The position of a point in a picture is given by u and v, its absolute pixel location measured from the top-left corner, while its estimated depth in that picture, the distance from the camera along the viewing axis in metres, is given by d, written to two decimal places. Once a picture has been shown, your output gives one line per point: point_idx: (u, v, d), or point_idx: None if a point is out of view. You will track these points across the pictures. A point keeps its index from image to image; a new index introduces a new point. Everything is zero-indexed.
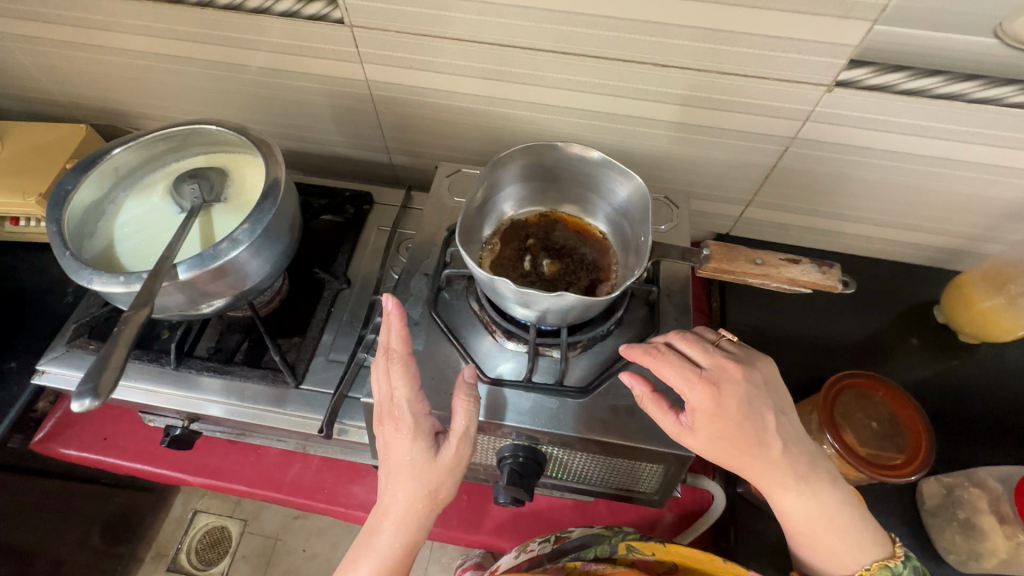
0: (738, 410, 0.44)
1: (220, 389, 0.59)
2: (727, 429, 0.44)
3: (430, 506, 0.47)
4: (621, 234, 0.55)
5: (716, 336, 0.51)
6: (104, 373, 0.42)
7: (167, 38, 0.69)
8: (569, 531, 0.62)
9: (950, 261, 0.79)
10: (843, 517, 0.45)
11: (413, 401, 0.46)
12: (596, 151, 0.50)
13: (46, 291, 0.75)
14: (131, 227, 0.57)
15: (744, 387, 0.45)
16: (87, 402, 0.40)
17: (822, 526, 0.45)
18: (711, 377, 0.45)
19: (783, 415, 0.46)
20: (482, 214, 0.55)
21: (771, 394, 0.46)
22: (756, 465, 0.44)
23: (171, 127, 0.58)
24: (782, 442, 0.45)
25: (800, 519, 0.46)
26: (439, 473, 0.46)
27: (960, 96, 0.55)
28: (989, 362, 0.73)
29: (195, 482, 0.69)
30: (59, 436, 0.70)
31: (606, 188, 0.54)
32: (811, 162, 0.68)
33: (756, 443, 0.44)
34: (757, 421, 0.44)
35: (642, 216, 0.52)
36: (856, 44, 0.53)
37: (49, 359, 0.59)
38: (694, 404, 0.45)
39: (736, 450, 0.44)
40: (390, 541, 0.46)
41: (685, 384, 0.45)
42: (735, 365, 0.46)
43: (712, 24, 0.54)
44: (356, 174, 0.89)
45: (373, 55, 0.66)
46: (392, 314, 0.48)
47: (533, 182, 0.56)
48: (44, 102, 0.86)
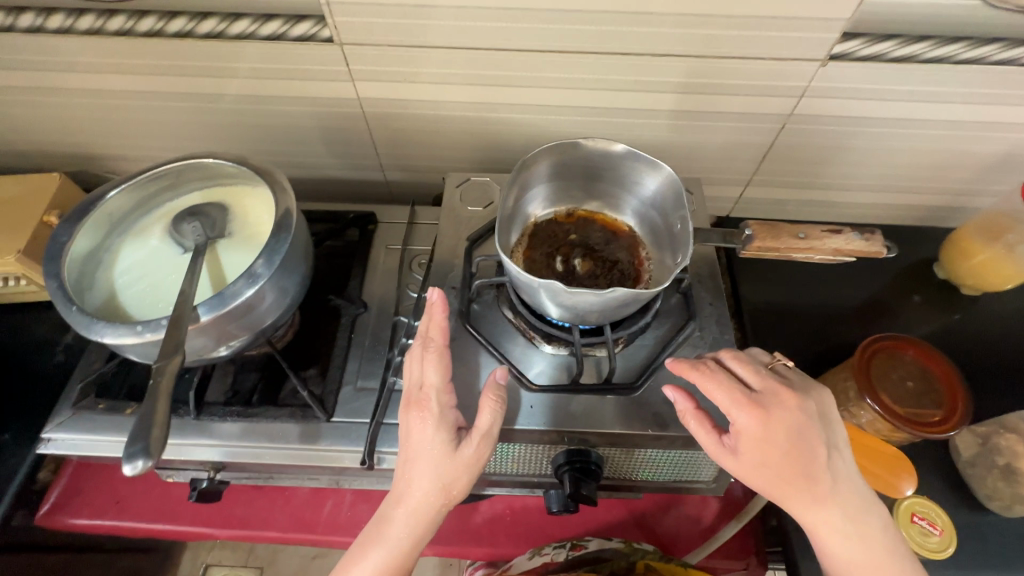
0: (787, 438, 0.43)
1: (246, 434, 0.56)
2: (771, 458, 0.43)
3: (443, 498, 0.44)
4: (649, 224, 0.55)
5: (771, 359, 0.50)
6: (153, 430, 0.40)
7: (143, 74, 0.66)
8: (586, 539, 0.63)
9: (939, 219, 0.82)
10: (888, 555, 0.44)
11: (442, 391, 0.46)
12: (622, 144, 0.49)
13: (33, 353, 0.70)
14: (133, 274, 0.53)
15: (794, 416, 0.44)
16: (139, 463, 0.38)
17: (862, 563, 0.44)
18: (762, 400, 0.45)
19: (837, 448, 0.45)
20: (510, 220, 0.53)
21: (824, 426, 0.45)
22: (800, 497, 0.43)
23: (163, 165, 0.55)
24: (832, 477, 0.44)
25: (839, 553, 0.44)
26: (455, 467, 0.44)
27: (947, 59, 0.57)
28: (989, 311, 0.76)
29: (222, 536, 0.65)
30: (66, 507, 0.65)
31: (631, 179, 0.53)
32: (806, 138, 0.69)
33: (802, 476, 0.43)
34: (806, 452, 0.43)
35: (674, 204, 0.51)
36: (848, 17, 0.54)
37: (55, 425, 0.55)
38: (740, 427, 0.44)
39: (779, 479, 0.43)
40: (400, 532, 0.44)
41: (732, 405, 0.45)
42: (789, 393, 0.45)
43: (708, 9, 0.55)
44: (348, 196, 0.87)
45: (365, 72, 0.64)
46: (437, 304, 0.48)
47: (554, 180, 0.55)
48: (4, 154, 0.80)
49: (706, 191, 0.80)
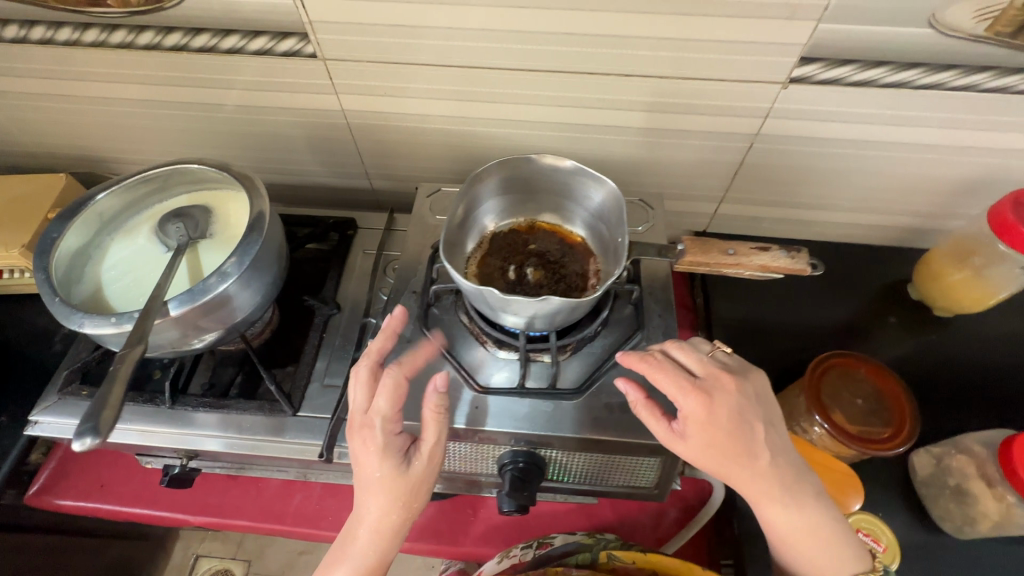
0: (729, 419, 0.45)
1: (218, 424, 0.59)
2: (717, 438, 0.44)
3: (402, 517, 0.46)
4: (598, 236, 0.58)
5: (713, 347, 0.51)
6: (103, 412, 0.43)
7: (143, 83, 0.70)
8: (552, 536, 0.62)
9: (915, 240, 0.82)
10: (827, 527, 0.46)
11: (385, 417, 0.46)
12: (567, 161, 0.52)
13: (33, 342, 0.75)
14: (118, 270, 0.57)
15: (735, 398, 0.46)
16: (87, 440, 0.40)
17: (805, 535, 0.46)
18: (705, 385, 0.46)
19: (774, 426, 0.47)
20: (465, 229, 0.57)
21: (762, 406, 0.47)
22: (744, 475, 0.45)
23: (151, 169, 0.59)
24: (772, 455, 0.45)
25: (786, 527, 0.46)
26: (409, 486, 0.46)
27: (905, 84, 0.58)
28: (961, 334, 0.76)
29: (196, 522, 0.68)
30: (54, 488, 0.69)
31: (581, 193, 0.56)
32: (775, 157, 0.71)
33: (744, 453, 0.44)
34: (747, 431, 0.45)
35: (618, 217, 0.54)
36: (804, 43, 0.56)
37: (41, 409, 0.59)
38: (686, 412, 0.45)
39: (725, 459, 0.45)
40: (365, 550, 0.46)
41: (678, 391, 0.46)
42: (729, 376, 0.47)
43: (669, 33, 0.57)
44: (337, 202, 0.90)
45: (348, 86, 0.68)
46: (397, 320, 0.52)
47: (508, 192, 0.58)
48: (19, 155, 0.86)
49: (681, 206, 0.82)
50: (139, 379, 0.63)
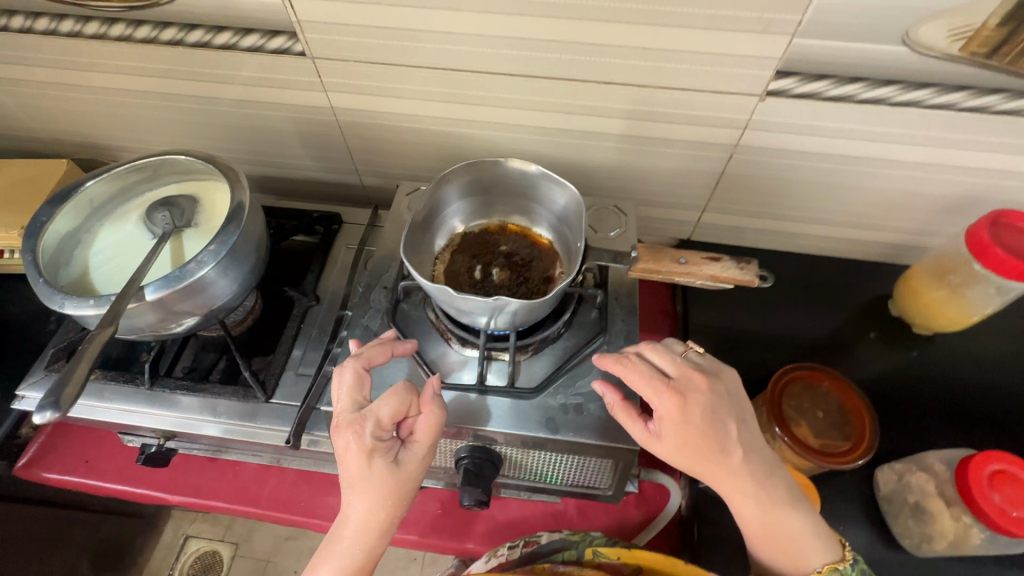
0: (703, 418, 0.46)
1: (194, 407, 0.61)
2: (690, 435, 0.45)
3: (390, 515, 0.46)
4: (563, 240, 0.61)
5: (685, 348, 0.52)
6: (65, 389, 0.45)
7: (141, 75, 0.73)
8: (538, 534, 0.62)
9: (899, 257, 0.82)
10: (798, 520, 0.45)
11: (375, 412, 0.47)
12: (531, 164, 0.55)
13: (30, 321, 0.78)
14: (105, 255, 0.60)
15: (708, 398, 0.47)
16: (48, 414, 0.43)
17: (778, 531, 0.45)
18: (677, 384, 0.47)
19: (743, 422, 0.47)
20: (434, 227, 0.60)
21: (732, 403, 0.48)
22: (719, 472, 0.45)
23: (141, 159, 0.62)
24: (742, 451, 0.46)
25: (759, 524, 0.45)
26: (398, 483, 0.46)
27: (881, 101, 0.59)
28: (940, 352, 0.76)
29: (175, 501, 0.71)
30: (42, 461, 0.72)
31: (546, 197, 0.59)
32: (755, 169, 0.71)
33: (718, 451, 0.45)
34: (721, 430, 0.46)
35: (579, 220, 0.57)
36: (780, 56, 0.56)
37: (28, 384, 0.61)
38: (662, 412, 0.46)
39: (700, 458, 0.45)
40: (351, 549, 0.45)
41: (652, 392, 0.47)
42: (701, 375, 0.48)
43: (646, 44, 0.57)
44: (329, 197, 0.92)
45: (336, 84, 0.69)
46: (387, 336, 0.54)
47: (477, 196, 0.61)
48: (27, 140, 0.89)
49: (663, 214, 0.82)
50: (124, 360, 0.65)
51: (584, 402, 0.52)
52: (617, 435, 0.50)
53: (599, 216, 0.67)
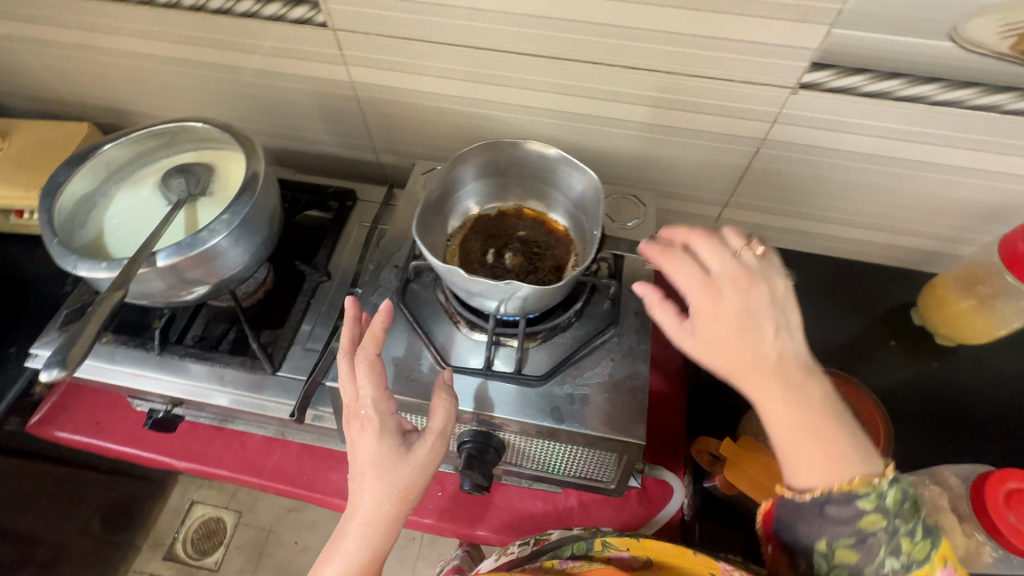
0: (737, 312, 0.42)
1: (202, 375, 0.62)
2: (720, 333, 0.42)
3: (399, 507, 0.45)
4: (578, 227, 0.60)
5: (742, 245, 0.46)
6: (72, 348, 0.45)
7: (163, 40, 0.72)
8: (548, 533, 0.62)
9: (927, 264, 0.79)
10: (829, 432, 0.42)
11: (379, 400, 0.47)
12: (551, 148, 0.54)
13: (47, 282, 0.79)
14: (120, 219, 0.60)
15: (747, 293, 0.43)
16: (55, 371, 0.44)
17: (804, 437, 0.42)
18: (716, 279, 0.44)
19: (784, 326, 0.43)
20: (448, 209, 0.59)
21: (777, 307, 0.43)
22: (749, 372, 0.42)
23: (160, 124, 0.61)
24: (775, 352, 0.42)
25: (787, 428, 0.42)
26: (407, 473, 0.45)
27: (922, 99, 0.56)
28: (962, 365, 0.74)
29: (180, 467, 0.72)
30: (53, 420, 0.73)
31: (564, 182, 0.58)
32: (782, 165, 0.69)
33: (750, 350, 0.42)
34: (756, 327, 0.42)
35: (597, 208, 0.56)
36: (816, 47, 0.54)
37: (42, 343, 0.62)
38: (695, 307, 0.43)
39: (731, 355, 0.42)
40: (357, 543, 0.45)
41: (688, 285, 0.44)
42: (746, 275, 0.44)
43: (675, 28, 0.55)
44: (346, 174, 0.92)
45: (357, 58, 0.68)
46: (348, 316, 0.50)
47: (493, 178, 0.61)
48: (50, 102, 0.90)
49: (684, 207, 0.80)
50: (136, 325, 0.66)
51: (591, 393, 0.51)
52: (623, 428, 0.49)
53: (617, 205, 0.65)
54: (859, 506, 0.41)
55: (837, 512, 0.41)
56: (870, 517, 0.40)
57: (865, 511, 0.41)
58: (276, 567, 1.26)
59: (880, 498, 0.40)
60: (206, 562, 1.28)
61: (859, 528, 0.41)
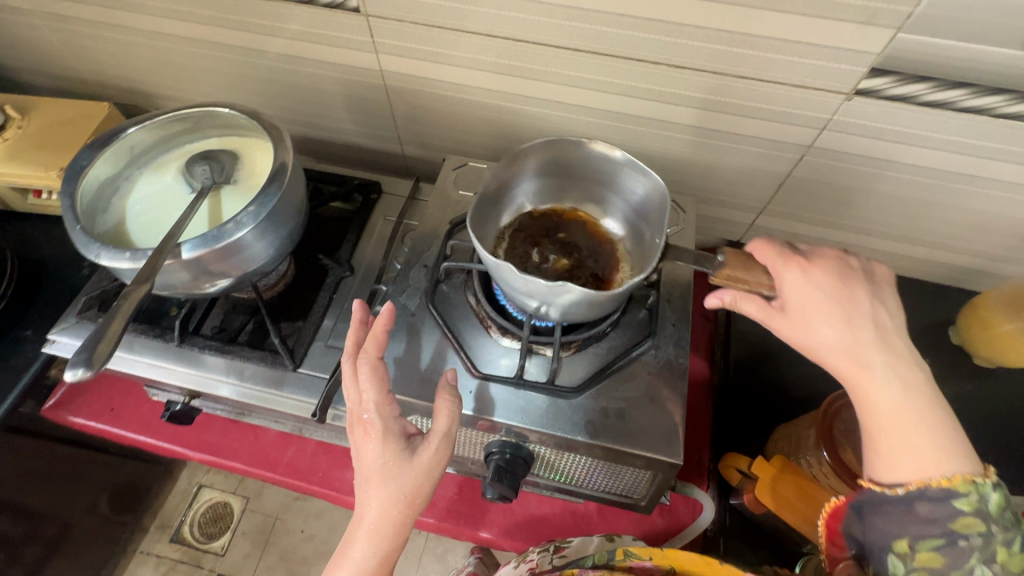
0: (830, 283, 0.44)
1: (221, 368, 0.60)
2: (809, 306, 0.44)
3: (406, 512, 0.44)
4: (637, 236, 0.58)
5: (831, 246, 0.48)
6: (99, 345, 0.43)
7: (188, 21, 0.70)
8: (568, 540, 0.61)
9: (967, 282, 0.77)
10: (930, 412, 0.40)
11: (380, 403, 0.45)
12: (618, 152, 0.53)
13: (63, 263, 0.78)
14: (142, 205, 0.58)
15: (839, 271, 0.45)
16: (81, 371, 0.41)
17: (903, 417, 0.40)
18: (806, 254, 0.46)
19: (883, 303, 0.44)
20: (502, 205, 0.59)
21: (872, 285, 0.45)
22: (844, 346, 0.42)
23: (185, 109, 0.60)
24: (874, 324, 0.43)
25: (884, 404, 0.41)
26: (412, 477, 0.44)
27: (985, 111, 0.53)
28: (999, 387, 0.71)
29: (194, 457, 0.71)
30: (68, 405, 0.73)
31: (626, 187, 0.57)
32: (827, 173, 0.66)
33: (846, 322, 0.42)
34: (851, 301, 0.43)
35: (660, 219, 0.55)
36: (878, 52, 0.51)
37: (60, 329, 0.61)
38: (785, 278, 0.45)
39: (826, 326, 0.43)
40: (365, 550, 0.43)
41: (778, 258, 0.46)
42: (836, 253, 0.47)
43: (728, 26, 0.52)
44: (368, 164, 0.90)
45: (388, 46, 0.66)
46: (356, 317, 0.50)
47: (551, 179, 0.60)
48: (70, 80, 0.88)
49: (717, 212, 0.78)
50: (155, 313, 0.65)
51: (626, 408, 0.50)
52: (657, 445, 0.48)
53: None
54: (958, 505, 0.37)
55: (931, 512, 0.38)
56: (967, 519, 0.37)
57: (963, 512, 0.37)
58: (281, 554, 1.26)
59: (981, 499, 0.37)
60: (212, 545, 1.28)
61: (952, 530, 0.37)
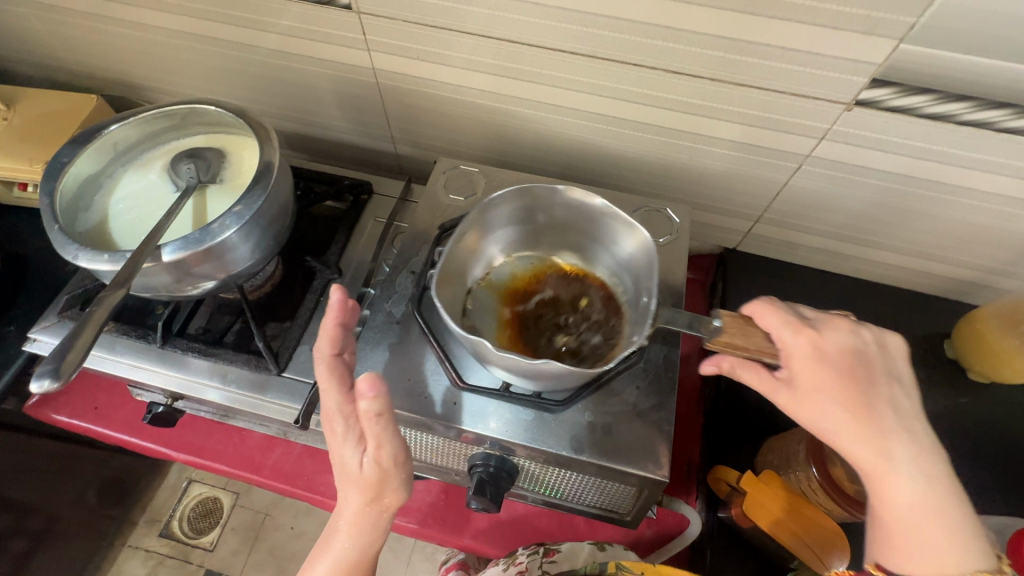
0: (843, 360, 0.45)
1: (205, 370, 0.59)
2: (821, 384, 0.45)
3: (377, 508, 0.45)
4: (621, 288, 0.58)
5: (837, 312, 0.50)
6: (68, 355, 0.42)
7: (177, 14, 0.68)
8: (559, 544, 0.61)
9: (964, 294, 0.76)
10: (948, 506, 0.42)
11: (341, 409, 0.44)
12: (598, 199, 0.54)
13: (49, 258, 0.77)
14: (125, 204, 0.57)
15: (850, 344, 0.46)
16: (47, 382, 0.40)
17: (923, 513, 0.41)
18: (817, 327, 0.47)
19: (896, 382, 0.46)
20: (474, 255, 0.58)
21: (885, 363, 0.46)
22: (859, 430, 0.43)
23: (170, 105, 0.58)
24: (890, 407, 0.44)
25: (902, 495, 0.42)
26: (377, 480, 0.44)
27: (988, 125, 0.52)
28: (993, 402, 0.71)
29: (179, 458, 0.70)
30: (51, 402, 0.72)
31: (610, 238, 0.57)
32: (825, 183, 0.65)
33: (862, 405, 0.44)
34: (863, 381, 0.45)
35: (646, 268, 0.55)
36: (880, 63, 0.50)
37: (41, 328, 0.60)
38: (793, 350, 0.46)
39: (840, 409, 0.44)
40: (344, 540, 0.47)
41: (785, 329, 0.46)
42: (849, 325, 0.47)
43: (727, 32, 0.51)
44: (361, 162, 0.88)
45: (381, 44, 0.64)
46: (332, 308, 0.47)
47: (526, 227, 0.60)
48: (58, 70, 0.86)
49: (713, 219, 0.77)
50: (139, 312, 0.64)
51: (613, 423, 0.49)
52: (643, 460, 0.47)
53: (649, 219, 0.65)
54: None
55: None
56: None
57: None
58: (270, 550, 1.26)
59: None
60: (201, 541, 1.28)
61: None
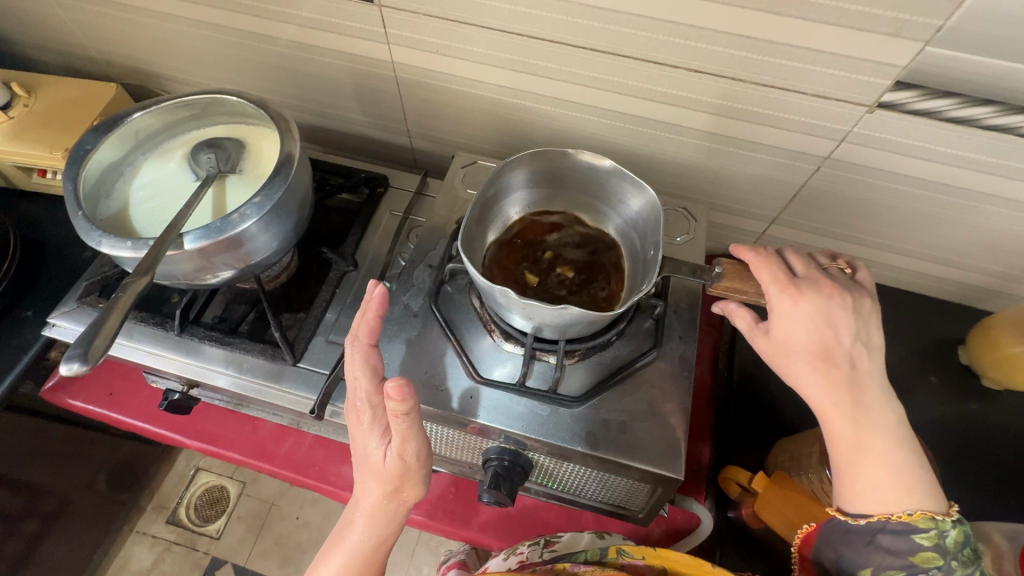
0: (813, 318, 0.44)
1: (221, 359, 0.59)
2: (792, 337, 0.45)
3: (397, 501, 0.46)
4: (629, 245, 0.60)
5: (829, 261, 0.51)
6: (95, 340, 0.42)
7: (197, 4, 0.68)
8: (560, 535, 0.60)
9: (979, 300, 0.75)
10: (893, 454, 0.42)
11: (370, 399, 0.45)
12: (607, 160, 0.55)
13: (67, 245, 0.77)
14: (146, 192, 0.57)
15: (827, 302, 0.45)
16: (76, 365, 0.40)
17: (866, 455, 0.43)
18: (801, 283, 0.46)
19: (865, 344, 0.45)
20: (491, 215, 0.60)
21: (859, 325, 0.45)
22: (821, 381, 0.44)
23: (192, 95, 0.58)
24: (850, 364, 0.44)
25: (855, 438, 0.43)
26: (398, 473, 0.45)
27: (1011, 130, 0.51)
28: (1005, 408, 0.71)
29: (192, 446, 0.71)
30: (67, 387, 0.72)
31: (619, 199, 0.58)
32: (842, 186, 0.64)
33: (824, 356, 0.44)
34: (832, 336, 0.44)
35: (653, 227, 0.56)
36: (904, 65, 0.49)
37: (61, 313, 0.61)
38: (774, 305, 0.46)
39: (803, 360, 0.44)
40: (362, 534, 0.47)
41: (772, 285, 0.46)
42: (831, 284, 0.46)
43: (750, 31, 0.51)
44: (377, 155, 0.89)
45: (401, 38, 0.65)
46: (372, 302, 0.46)
47: (543, 189, 0.61)
48: (77, 58, 0.87)
49: (728, 219, 0.77)
50: (156, 301, 0.64)
51: (628, 420, 0.49)
52: (657, 458, 0.48)
53: (667, 219, 0.65)
54: (917, 539, 0.40)
55: (890, 542, 0.41)
56: (926, 552, 0.40)
57: (921, 546, 0.40)
58: (276, 540, 1.27)
59: (940, 535, 0.40)
60: (207, 529, 1.29)
61: (913, 564, 0.40)
